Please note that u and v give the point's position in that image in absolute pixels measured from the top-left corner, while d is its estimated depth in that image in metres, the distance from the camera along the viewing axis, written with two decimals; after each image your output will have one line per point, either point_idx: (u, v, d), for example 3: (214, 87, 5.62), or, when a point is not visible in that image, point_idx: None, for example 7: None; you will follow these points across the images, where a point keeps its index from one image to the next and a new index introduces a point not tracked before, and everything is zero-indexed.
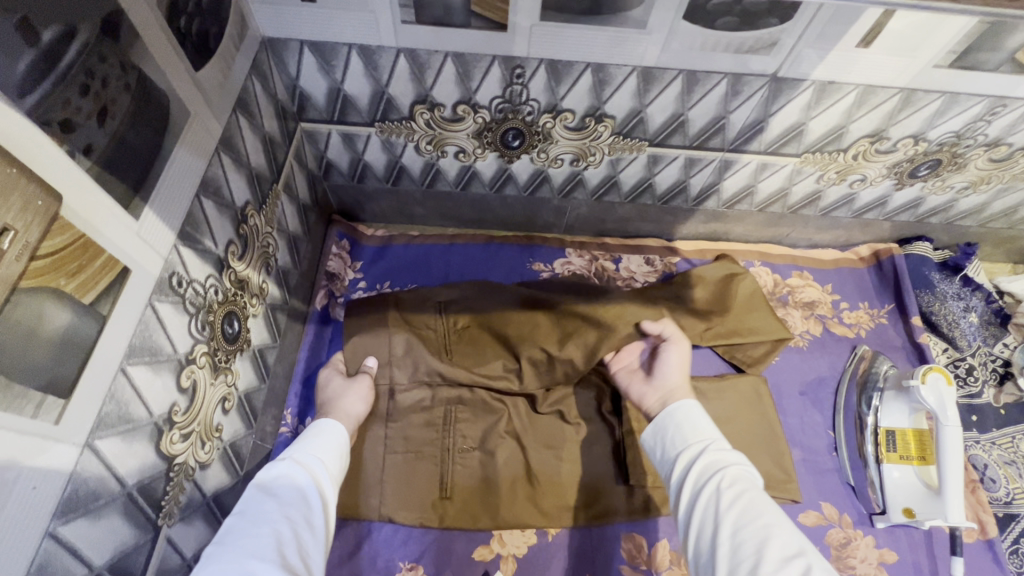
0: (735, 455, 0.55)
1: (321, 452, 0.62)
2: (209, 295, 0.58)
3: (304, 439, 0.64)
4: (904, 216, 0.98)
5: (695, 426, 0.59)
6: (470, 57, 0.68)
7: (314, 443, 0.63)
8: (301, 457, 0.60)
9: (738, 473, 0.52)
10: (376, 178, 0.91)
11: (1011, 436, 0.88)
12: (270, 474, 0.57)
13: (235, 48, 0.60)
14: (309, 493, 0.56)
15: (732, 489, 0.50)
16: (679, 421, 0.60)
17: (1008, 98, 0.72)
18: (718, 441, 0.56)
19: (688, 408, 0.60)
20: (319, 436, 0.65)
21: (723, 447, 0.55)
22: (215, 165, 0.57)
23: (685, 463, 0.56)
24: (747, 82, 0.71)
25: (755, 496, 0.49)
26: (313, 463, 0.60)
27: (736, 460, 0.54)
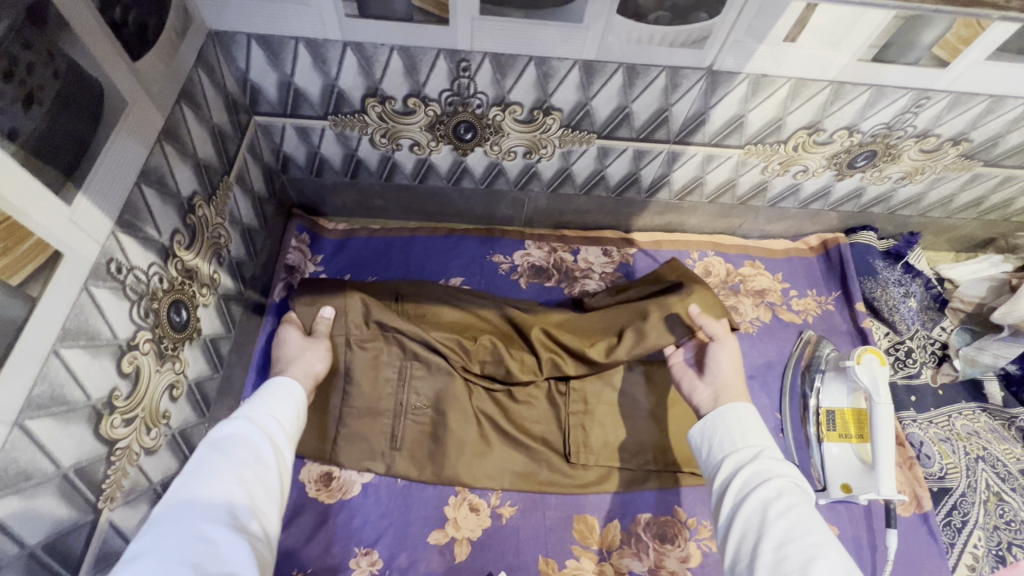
0: (784, 467, 0.58)
1: (277, 412, 0.63)
2: (152, 282, 0.59)
3: (260, 398, 0.64)
4: (849, 206, 1.02)
5: (744, 432, 0.63)
6: (416, 51, 0.70)
7: (269, 403, 0.63)
8: (255, 417, 0.60)
9: (791, 486, 0.55)
10: (334, 171, 0.93)
11: (947, 415, 0.93)
12: (223, 432, 0.57)
13: (179, 40, 0.61)
14: (263, 451, 0.56)
15: (781, 499, 0.53)
16: (730, 423, 0.64)
17: (931, 91, 0.76)
18: (770, 451, 0.60)
19: (742, 413, 0.64)
20: (275, 395, 0.65)
21: (774, 457, 0.59)
22: (157, 155, 0.58)
23: (734, 465, 0.60)
24: (685, 75, 0.74)
25: (804, 508, 0.53)
26: (267, 422, 0.60)
27: (783, 471, 0.57)
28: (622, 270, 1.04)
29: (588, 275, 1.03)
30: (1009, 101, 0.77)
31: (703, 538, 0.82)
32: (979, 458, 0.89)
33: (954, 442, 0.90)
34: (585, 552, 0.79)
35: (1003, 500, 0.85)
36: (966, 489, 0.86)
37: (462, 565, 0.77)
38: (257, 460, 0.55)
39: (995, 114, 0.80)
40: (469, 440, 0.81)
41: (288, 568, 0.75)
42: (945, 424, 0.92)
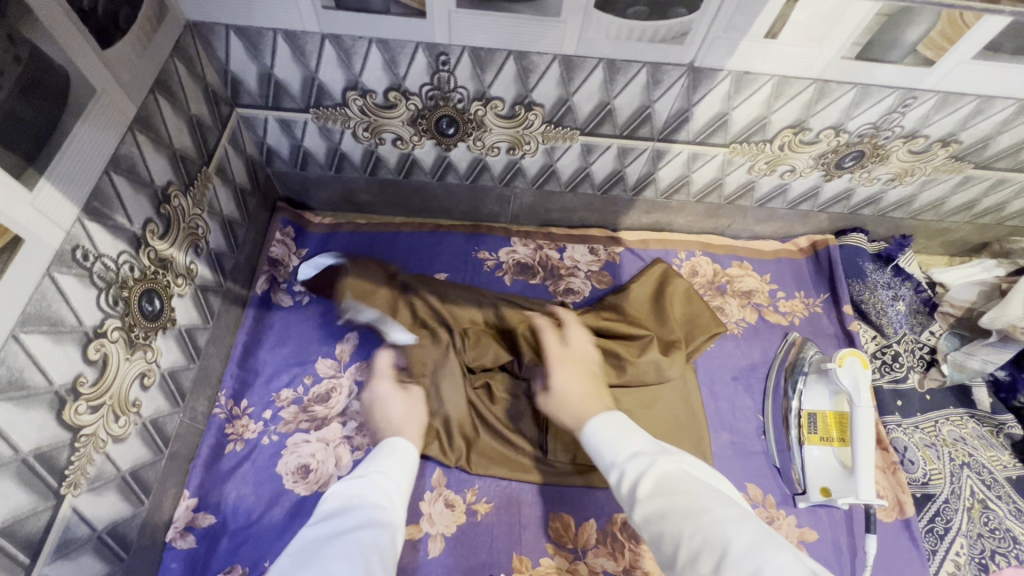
0: (642, 464, 0.55)
1: (391, 474, 0.63)
2: (123, 271, 0.59)
3: (382, 456, 0.65)
4: (838, 207, 1.01)
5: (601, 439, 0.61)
6: (394, 44, 0.70)
7: (387, 463, 0.64)
8: (375, 477, 0.61)
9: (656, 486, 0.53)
10: (318, 165, 0.93)
11: (933, 421, 0.92)
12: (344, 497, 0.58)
13: (153, 29, 0.61)
14: (381, 512, 0.57)
15: (660, 507, 0.51)
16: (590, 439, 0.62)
17: (917, 90, 0.75)
18: (624, 448, 0.58)
19: (595, 430, 0.62)
20: (388, 457, 0.65)
21: (634, 454, 0.56)
22: (129, 143, 0.58)
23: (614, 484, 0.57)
24: (667, 72, 0.73)
25: (678, 505, 0.50)
26: (387, 482, 0.61)
27: (645, 470, 0.54)
28: (608, 269, 1.03)
29: (573, 274, 1.02)
30: (999, 102, 0.76)
31: None
32: (964, 464, 0.87)
33: (939, 448, 0.89)
34: (559, 550, 0.79)
35: (987, 508, 0.84)
36: (949, 496, 0.85)
37: (434, 561, 0.77)
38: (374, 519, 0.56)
39: (985, 115, 0.78)
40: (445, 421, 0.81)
41: (259, 561, 0.73)
42: (931, 430, 0.91)
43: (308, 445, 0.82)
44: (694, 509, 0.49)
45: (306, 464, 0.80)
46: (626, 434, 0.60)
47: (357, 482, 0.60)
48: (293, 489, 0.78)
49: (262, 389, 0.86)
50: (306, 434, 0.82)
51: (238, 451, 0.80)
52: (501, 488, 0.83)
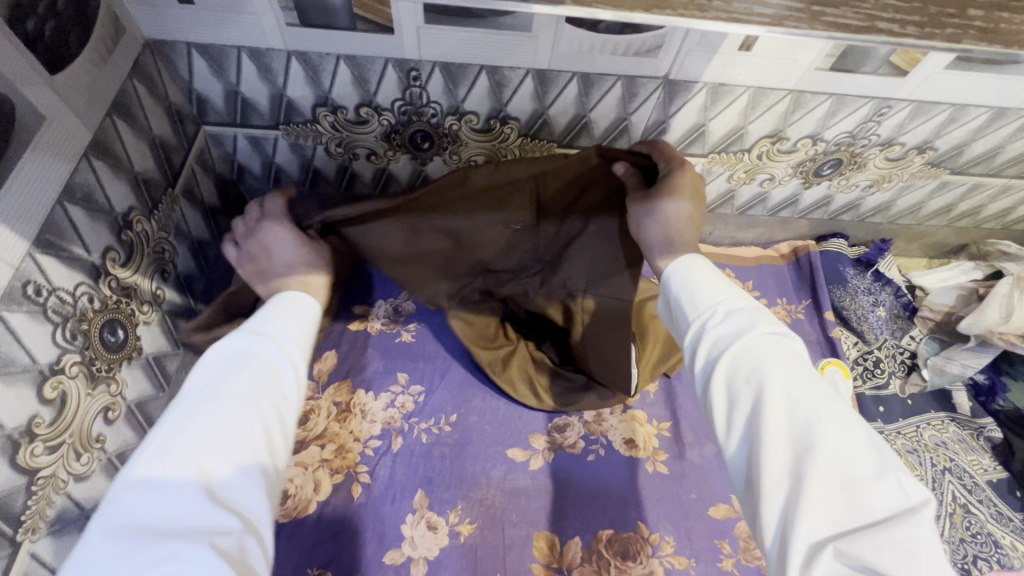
0: (740, 323, 0.49)
1: (290, 345, 0.53)
2: (81, 304, 0.57)
3: (278, 316, 0.56)
4: (818, 214, 1.00)
5: (702, 292, 0.53)
6: (363, 60, 0.68)
7: (286, 321, 0.56)
8: (272, 340, 0.52)
9: (750, 348, 0.46)
10: (292, 181, 0.90)
11: (915, 426, 0.92)
12: (236, 356, 0.49)
13: (108, 50, 0.59)
14: (284, 372, 0.51)
15: (744, 372, 0.45)
16: (684, 288, 0.54)
17: (891, 100, 0.74)
18: (730, 305, 0.50)
19: (693, 277, 0.54)
20: (283, 324, 0.54)
21: (734, 314, 0.49)
22: (84, 171, 0.56)
23: (697, 330, 0.51)
24: (641, 84, 0.72)
25: (772, 376, 0.44)
26: (289, 347, 0.53)
27: (737, 330, 0.48)
28: None
29: None
30: (972, 109, 0.76)
31: (667, 555, 0.80)
32: (946, 469, 0.88)
33: (922, 454, 0.89)
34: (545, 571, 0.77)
35: (969, 512, 0.85)
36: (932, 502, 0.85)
37: None
38: (272, 378, 0.49)
39: (959, 122, 0.79)
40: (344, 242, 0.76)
41: None
42: (912, 435, 0.91)
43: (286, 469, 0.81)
44: (793, 386, 0.43)
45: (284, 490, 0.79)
46: (722, 286, 0.52)
47: (254, 339, 0.51)
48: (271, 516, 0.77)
49: None
50: None
51: None
52: (485, 508, 0.81)
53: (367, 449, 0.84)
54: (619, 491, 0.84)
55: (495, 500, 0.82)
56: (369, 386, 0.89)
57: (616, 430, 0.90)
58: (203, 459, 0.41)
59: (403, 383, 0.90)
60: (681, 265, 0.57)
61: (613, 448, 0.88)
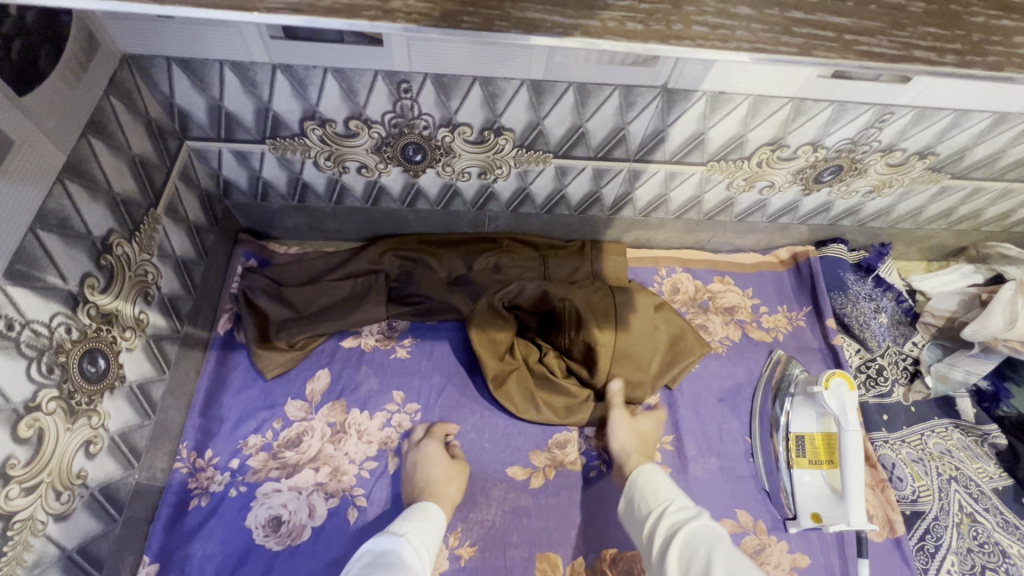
0: (689, 510, 0.65)
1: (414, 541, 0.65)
2: (58, 335, 0.54)
3: (416, 518, 0.69)
4: (818, 219, 0.99)
5: (656, 491, 0.70)
6: (351, 73, 0.66)
7: (421, 526, 0.68)
8: (408, 539, 0.65)
9: (680, 505, 0.66)
10: (280, 196, 0.88)
11: (919, 434, 0.91)
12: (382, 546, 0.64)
13: (83, 68, 0.56)
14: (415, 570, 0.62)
15: (677, 521, 0.64)
16: (642, 487, 0.71)
17: (893, 106, 0.73)
18: (678, 500, 0.67)
19: (652, 482, 0.71)
20: (412, 524, 0.68)
21: (679, 505, 0.66)
22: (58, 195, 0.53)
23: (653, 516, 0.66)
24: (639, 94, 0.70)
25: (718, 557, 0.56)
26: (418, 544, 0.65)
27: (684, 512, 0.65)
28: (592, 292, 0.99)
29: None
30: (975, 115, 0.75)
31: None
32: (951, 478, 0.87)
33: (926, 463, 0.88)
34: None
35: (976, 521, 0.84)
36: (939, 512, 0.84)
37: None
38: (410, 574, 0.61)
39: (961, 128, 0.77)
40: (362, 258, 0.91)
41: None
42: (917, 444, 0.90)
43: (280, 494, 0.77)
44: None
45: (277, 516, 0.76)
46: (665, 487, 0.70)
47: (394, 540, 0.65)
48: (265, 544, 0.74)
49: (228, 437, 0.80)
50: (276, 483, 0.78)
51: (203, 506, 0.75)
52: (485, 529, 0.79)
53: (363, 471, 0.81)
54: None
55: (494, 521, 0.80)
56: (364, 405, 0.85)
57: None
58: None
59: (399, 401, 0.87)
60: (644, 465, 0.75)
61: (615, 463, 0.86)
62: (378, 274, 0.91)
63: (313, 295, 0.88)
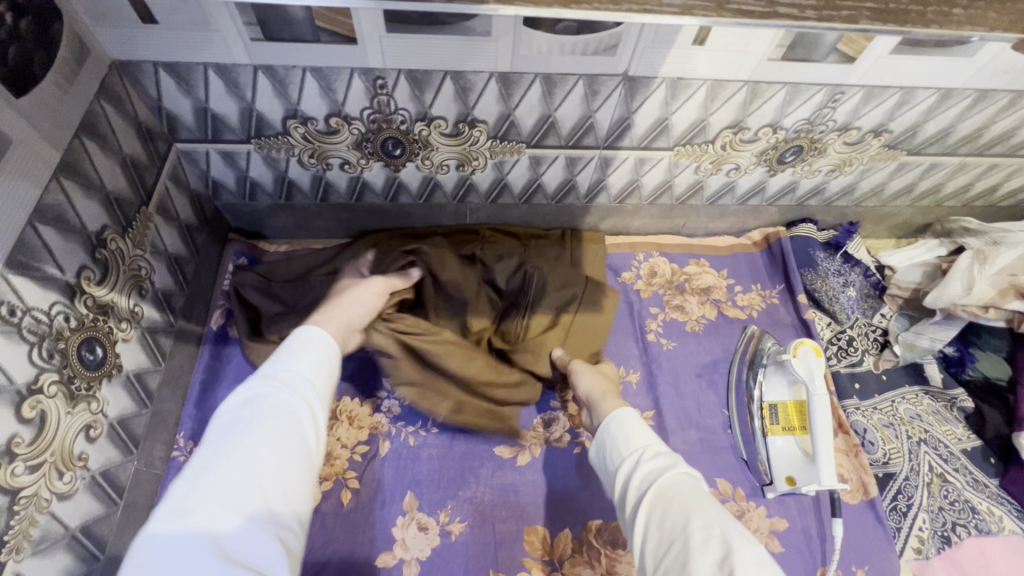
0: (667, 458, 0.61)
1: (305, 373, 0.57)
2: (57, 323, 0.57)
3: (296, 349, 0.60)
4: (786, 200, 1.03)
5: (629, 438, 0.66)
6: (329, 71, 0.70)
7: (301, 357, 0.58)
8: (288, 376, 0.55)
9: (655, 458, 0.61)
10: (267, 195, 0.91)
11: (890, 401, 0.95)
12: (253, 392, 0.53)
13: (74, 72, 0.60)
14: (298, 404, 0.54)
15: (650, 477, 0.59)
16: (618, 434, 0.67)
17: (844, 86, 0.77)
18: (654, 446, 0.63)
19: (624, 425, 0.67)
20: (306, 352, 0.59)
21: (654, 452, 0.62)
22: (54, 192, 0.57)
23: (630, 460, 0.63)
24: (602, 82, 0.74)
25: (697, 513, 0.52)
26: (300, 380, 0.56)
27: (659, 465, 0.60)
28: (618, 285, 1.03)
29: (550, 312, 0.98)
30: (921, 92, 0.79)
31: None
32: (921, 441, 0.90)
33: (897, 427, 0.92)
34: (536, 564, 0.78)
35: (946, 481, 0.87)
36: (909, 473, 0.88)
37: None
38: (291, 412, 0.52)
39: (909, 105, 0.82)
40: (348, 255, 0.94)
41: None
42: (888, 410, 0.94)
43: None
44: (712, 530, 0.50)
45: None
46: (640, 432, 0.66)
47: (269, 380, 0.55)
48: None
49: None
50: None
51: None
52: (474, 506, 0.82)
53: (355, 455, 0.84)
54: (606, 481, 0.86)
55: (483, 497, 0.83)
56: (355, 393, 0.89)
57: None
58: (214, 518, 0.42)
59: (388, 389, 0.90)
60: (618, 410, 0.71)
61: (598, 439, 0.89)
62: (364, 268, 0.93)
63: (301, 291, 0.91)
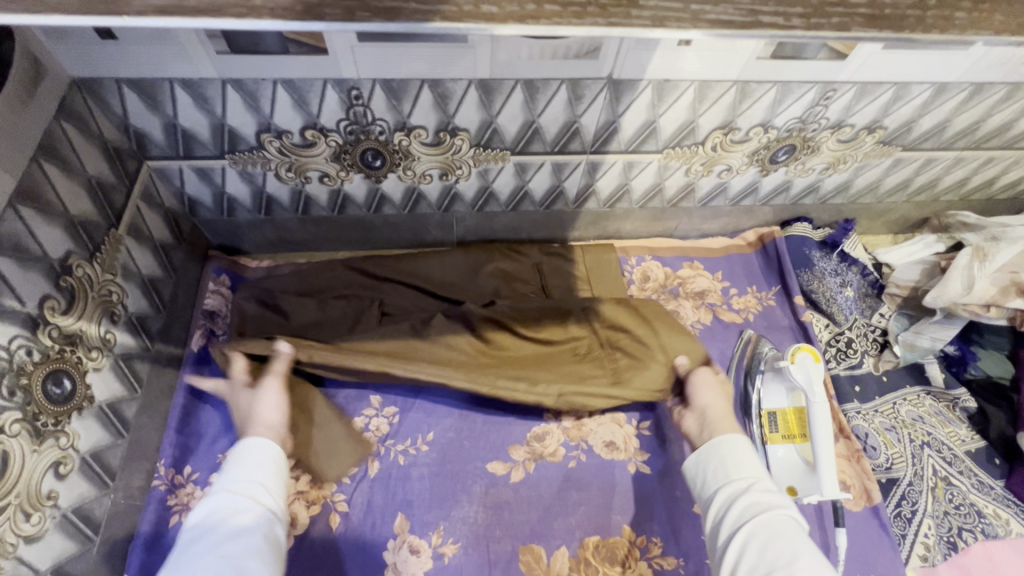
0: (778, 496, 0.59)
1: (250, 476, 0.61)
2: (18, 358, 0.55)
3: (232, 462, 0.63)
4: (780, 199, 1.01)
5: (738, 461, 0.65)
6: (301, 83, 0.67)
7: (243, 466, 0.62)
8: (232, 486, 0.59)
9: (768, 491, 0.60)
10: (247, 210, 0.88)
11: (892, 403, 0.93)
12: (205, 511, 0.57)
13: (30, 94, 0.57)
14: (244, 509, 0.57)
15: (755, 509, 0.58)
16: (727, 454, 0.66)
17: (836, 83, 0.75)
18: (758, 478, 0.62)
19: (734, 445, 0.66)
20: (245, 456, 0.63)
21: (766, 484, 0.61)
22: (9, 221, 0.54)
23: (739, 484, 0.62)
24: (587, 86, 0.71)
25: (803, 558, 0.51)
26: (242, 485, 0.59)
27: (767, 500, 0.58)
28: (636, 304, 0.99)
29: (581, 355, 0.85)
30: (915, 87, 0.77)
31: (654, 556, 0.79)
32: (924, 444, 0.88)
33: (899, 430, 0.90)
34: None
35: (951, 484, 0.85)
36: (912, 478, 0.86)
37: None
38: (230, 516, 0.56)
39: (904, 100, 0.79)
40: (359, 281, 0.91)
41: None
42: (890, 412, 0.92)
43: None
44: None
45: None
46: (749, 457, 0.65)
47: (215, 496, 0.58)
48: None
49: (207, 452, 0.80)
50: None
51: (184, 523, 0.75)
52: (468, 526, 0.80)
53: (344, 477, 0.82)
54: (603, 496, 0.83)
55: (478, 517, 0.81)
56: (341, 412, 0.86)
57: (595, 434, 0.88)
58: None
59: (377, 406, 0.88)
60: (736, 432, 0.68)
61: (594, 451, 0.86)
62: (354, 285, 0.91)
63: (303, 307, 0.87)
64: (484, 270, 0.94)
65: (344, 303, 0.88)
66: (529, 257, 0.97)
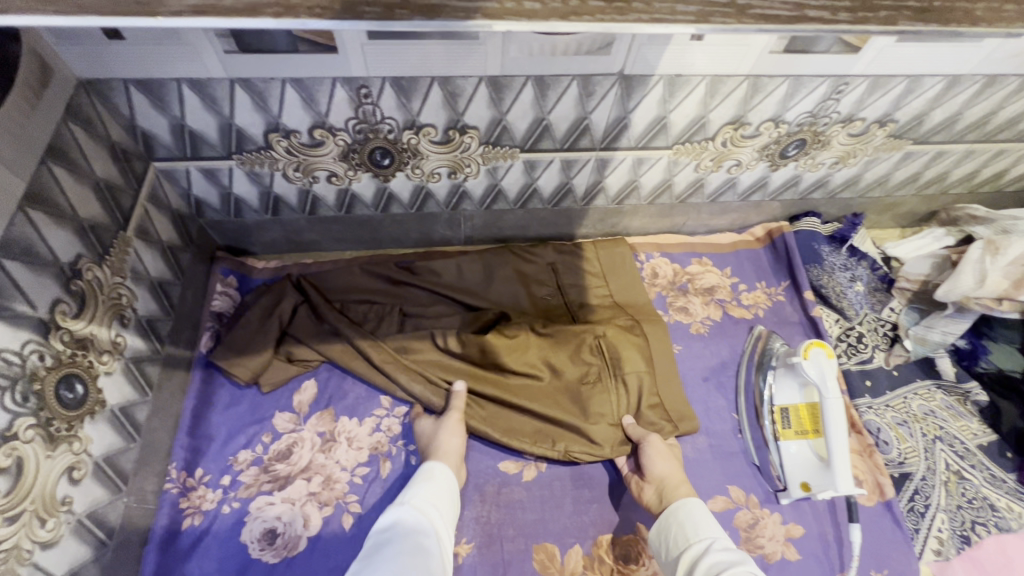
0: (735, 554, 0.62)
1: (431, 499, 0.69)
2: (31, 364, 0.55)
3: (420, 482, 0.71)
4: (789, 194, 1.00)
5: (696, 527, 0.68)
6: (310, 82, 0.66)
7: (425, 488, 0.70)
8: (417, 504, 0.67)
9: (724, 550, 0.63)
10: (254, 211, 0.88)
11: (903, 398, 0.93)
12: (392, 521, 0.65)
13: (37, 96, 0.56)
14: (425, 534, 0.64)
15: (717, 566, 0.61)
16: (688, 519, 0.70)
17: (848, 76, 0.74)
18: (721, 539, 0.66)
19: (694, 511, 0.70)
20: (429, 479, 0.71)
21: (725, 544, 0.65)
22: (20, 225, 0.53)
23: (702, 544, 0.66)
24: (597, 82, 0.71)
25: None
26: (425, 506, 0.67)
27: (727, 557, 0.62)
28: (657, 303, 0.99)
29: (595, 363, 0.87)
30: (927, 80, 0.76)
31: None
32: (936, 438, 0.88)
33: (911, 425, 0.90)
34: None
35: (963, 478, 0.85)
36: (925, 472, 0.85)
37: None
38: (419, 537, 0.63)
39: (916, 94, 0.79)
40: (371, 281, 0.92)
41: None
42: (901, 407, 0.92)
43: (273, 507, 0.77)
44: None
45: (272, 529, 0.75)
46: (708, 522, 0.69)
47: (398, 510, 0.66)
48: (261, 558, 0.74)
49: (218, 454, 0.80)
50: (269, 496, 0.78)
51: (196, 525, 0.75)
52: (482, 525, 0.80)
53: (356, 478, 0.80)
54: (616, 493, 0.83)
55: (491, 516, 0.80)
56: (352, 413, 0.85)
57: None
58: None
59: (388, 405, 0.86)
60: (693, 500, 0.72)
61: None
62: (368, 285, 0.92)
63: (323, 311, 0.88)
64: (502, 269, 0.95)
65: (366, 307, 0.90)
66: (541, 255, 0.97)
